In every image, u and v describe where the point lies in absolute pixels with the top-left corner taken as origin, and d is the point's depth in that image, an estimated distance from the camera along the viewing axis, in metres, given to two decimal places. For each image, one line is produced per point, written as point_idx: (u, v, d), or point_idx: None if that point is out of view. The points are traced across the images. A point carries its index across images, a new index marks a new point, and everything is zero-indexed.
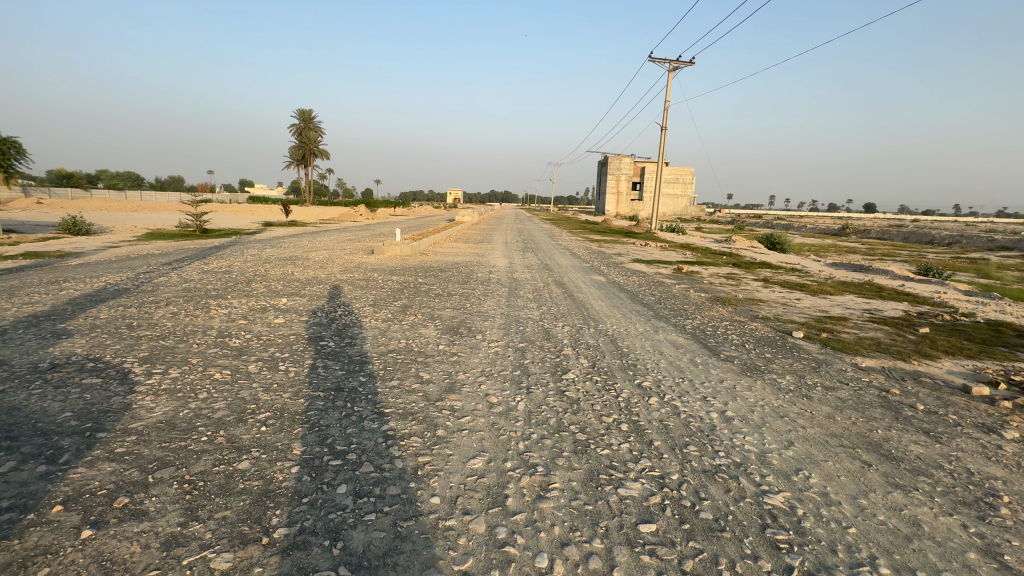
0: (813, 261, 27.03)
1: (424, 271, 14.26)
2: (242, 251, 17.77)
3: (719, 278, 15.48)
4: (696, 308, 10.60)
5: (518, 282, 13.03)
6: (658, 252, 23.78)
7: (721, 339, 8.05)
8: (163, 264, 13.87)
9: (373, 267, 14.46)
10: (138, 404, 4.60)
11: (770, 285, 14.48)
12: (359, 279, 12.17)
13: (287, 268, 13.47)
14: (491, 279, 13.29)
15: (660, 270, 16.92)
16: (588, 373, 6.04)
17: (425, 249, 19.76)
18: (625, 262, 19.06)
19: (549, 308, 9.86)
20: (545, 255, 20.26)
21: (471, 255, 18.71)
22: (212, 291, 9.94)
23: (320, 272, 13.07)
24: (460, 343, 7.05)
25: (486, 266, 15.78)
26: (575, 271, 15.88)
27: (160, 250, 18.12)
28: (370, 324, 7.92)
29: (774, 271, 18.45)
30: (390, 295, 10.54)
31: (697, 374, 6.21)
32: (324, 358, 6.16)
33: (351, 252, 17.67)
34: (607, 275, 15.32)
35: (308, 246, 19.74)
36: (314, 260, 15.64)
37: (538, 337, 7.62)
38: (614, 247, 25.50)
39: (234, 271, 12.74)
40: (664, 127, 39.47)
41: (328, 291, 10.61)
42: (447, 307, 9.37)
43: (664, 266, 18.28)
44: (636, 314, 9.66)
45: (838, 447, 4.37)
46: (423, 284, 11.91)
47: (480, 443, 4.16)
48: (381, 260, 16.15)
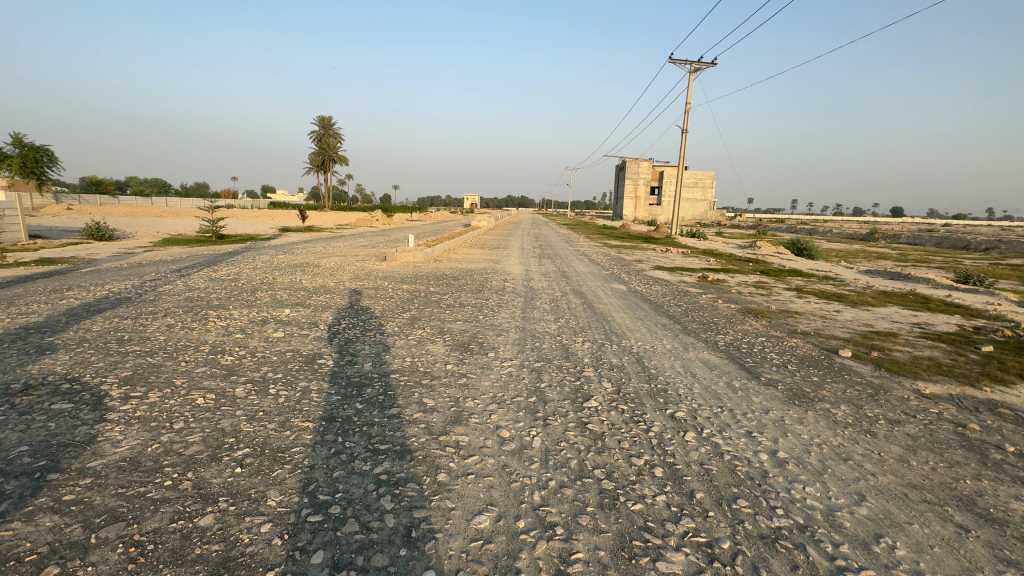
0: (845, 268, 25.69)
1: (437, 279, 13.71)
2: (254, 257, 17.54)
3: (748, 287, 14.58)
4: (728, 322, 9.79)
5: (534, 292, 12.36)
6: (681, 259, 22.87)
7: (759, 358, 7.26)
8: (171, 271, 13.60)
9: (384, 275, 13.98)
10: (104, 436, 4.08)
11: (805, 295, 13.52)
12: (369, 288, 11.69)
13: (296, 276, 13.07)
14: (506, 288, 12.67)
15: (684, 278, 16.07)
16: (613, 400, 5.35)
17: (439, 256, 19.27)
18: (647, 269, 18.24)
19: (568, 321, 9.18)
20: (562, 262, 19.59)
21: (485, 262, 18.13)
22: (215, 301, 9.52)
23: (329, 280, 12.62)
24: (470, 362, 6.43)
25: (501, 274, 15.17)
26: (594, 279, 15.15)
27: (174, 256, 18.01)
28: (375, 339, 7.36)
29: (806, 279, 17.41)
30: (399, 305, 9.99)
31: (737, 401, 5.46)
32: (319, 379, 5.59)
33: (363, 259, 17.28)
34: (628, 284, 14.56)
35: (320, 252, 19.44)
36: (324, 267, 15.25)
37: (556, 355, 6.95)
38: (634, 253, 24.63)
39: (242, 278, 12.37)
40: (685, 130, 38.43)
41: (335, 301, 10.12)
42: (458, 320, 8.77)
43: (688, 273, 17.41)
44: (661, 328, 8.90)
45: (921, 504, 3.60)
46: (434, 294, 11.34)
47: (488, 493, 3.52)
48: (393, 267, 15.68)
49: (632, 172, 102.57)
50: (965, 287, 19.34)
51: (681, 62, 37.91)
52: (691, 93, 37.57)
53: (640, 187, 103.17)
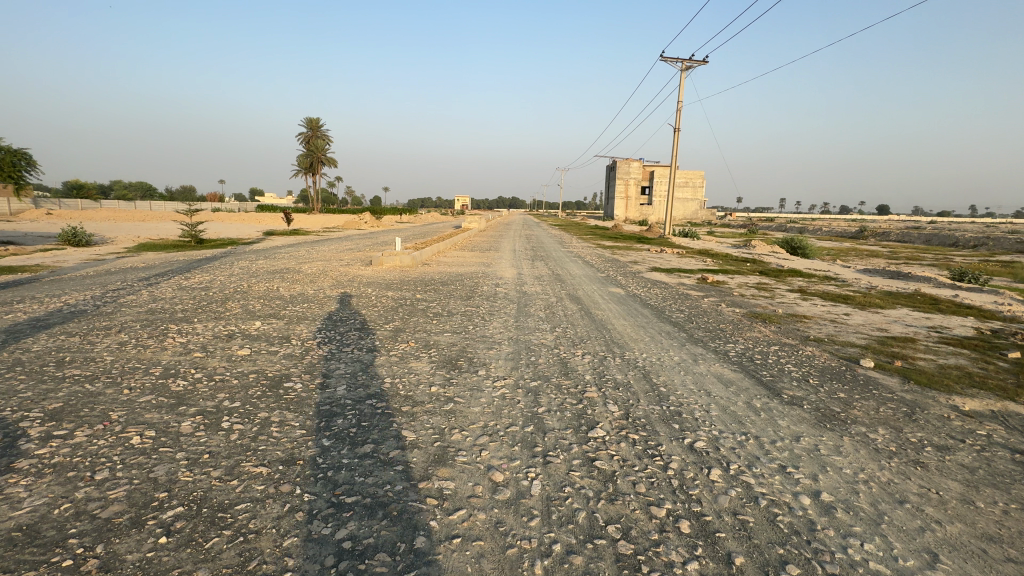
0: (842, 268, 25.31)
1: (425, 284, 12.96)
2: (233, 263, 16.66)
3: (750, 289, 14.00)
4: (735, 328, 9.15)
5: (528, 297, 11.67)
6: (676, 260, 22.30)
7: (777, 371, 6.61)
8: (139, 279, 12.70)
9: (368, 281, 13.19)
10: (3, 494, 3.30)
11: (810, 297, 12.95)
12: (351, 296, 10.91)
13: (273, 283, 12.24)
14: (498, 294, 11.96)
15: (682, 280, 15.47)
16: (621, 427, 4.66)
17: (428, 260, 18.50)
18: (644, 271, 17.63)
19: (565, 330, 8.48)
20: (556, 264, 18.92)
21: (476, 266, 17.42)
22: (179, 313, 8.70)
23: (308, 287, 11.82)
24: (458, 382, 5.71)
25: (493, 278, 14.47)
26: (590, 282, 14.50)
27: (146, 263, 17.06)
28: (353, 355, 6.61)
29: (808, 279, 16.88)
30: (382, 315, 9.23)
31: (762, 426, 4.80)
32: (282, 408, 4.84)
33: (347, 264, 16.48)
34: (625, 287, 13.92)
35: (303, 257, 18.59)
36: (306, 273, 14.44)
37: (554, 371, 6.25)
38: (629, 254, 24.05)
39: (214, 287, 11.53)
40: (677, 129, 38.05)
41: (312, 310, 9.35)
42: (446, 331, 8.04)
43: (687, 275, 16.81)
44: (665, 337, 8.24)
45: (1008, 565, 2.95)
46: (421, 301, 10.59)
47: (478, 565, 2.80)
48: (379, 272, 14.90)
49: (623, 172, 102.38)
50: (967, 286, 18.94)
51: (672, 60, 37.53)
52: (682, 92, 37.17)
53: (631, 187, 103.00)
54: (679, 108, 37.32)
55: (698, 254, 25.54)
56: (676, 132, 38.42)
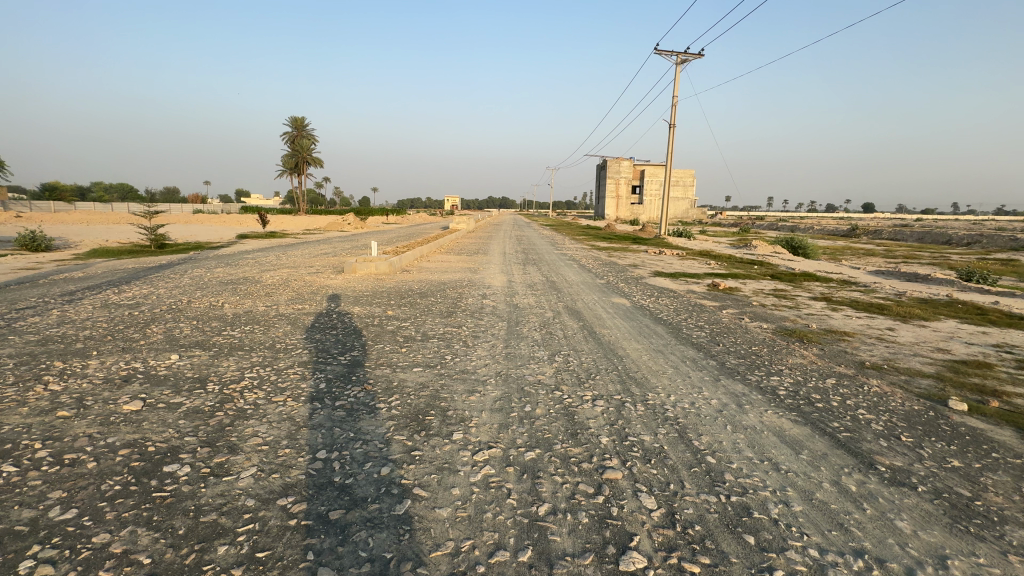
0: (851, 269, 23.99)
1: (400, 297, 11.18)
2: (186, 271, 14.74)
3: (769, 298, 12.44)
4: (773, 352, 7.50)
5: (520, 311, 10.00)
6: (679, 262, 20.64)
7: (852, 423, 4.98)
8: (62, 294, 10.78)
9: (335, 293, 11.38)
10: None
11: (839, 307, 11.42)
12: (307, 313, 9.12)
13: (221, 297, 10.42)
14: (484, 307, 10.28)
15: (691, 288, 13.91)
16: (668, 548, 2.99)
17: (408, 265, 16.71)
18: (647, 276, 16.05)
19: (566, 360, 6.78)
20: (549, 269, 17.25)
21: (462, 272, 15.70)
22: (76, 343, 6.85)
23: (260, 302, 9.98)
24: (421, 458, 3.98)
25: (479, 287, 12.77)
26: (589, 291, 12.84)
27: (88, 272, 15.07)
28: (281, 410, 4.83)
29: (826, 284, 15.38)
30: (338, 341, 7.44)
31: (878, 538, 3.15)
32: (137, 523, 3.09)
33: (315, 271, 14.64)
34: (630, 296, 12.29)
35: (269, 263, 16.71)
36: (265, 282, 12.61)
37: (556, 432, 4.54)
38: (627, 257, 22.49)
39: (146, 303, 9.67)
40: (671, 124, 36.75)
41: (253, 335, 7.54)
42: (416, 365, 6.29)
43: (695, 281, 15.21)
44: (692, 369, 6.56)
45: None
46: (392, 320, 8.85)
47: None
48: (350, 282, 13.12)
49: (613, 171, 101.15)
50: (991, 289, 17.61)
51: (666, 54, 36.08)
52: (677, 86, 35.73)
53: (622, 186, 101.84)
54: (674, 102, 35.87)
55: (700, 255, 23.98)
56: (671, 129, 36.96)
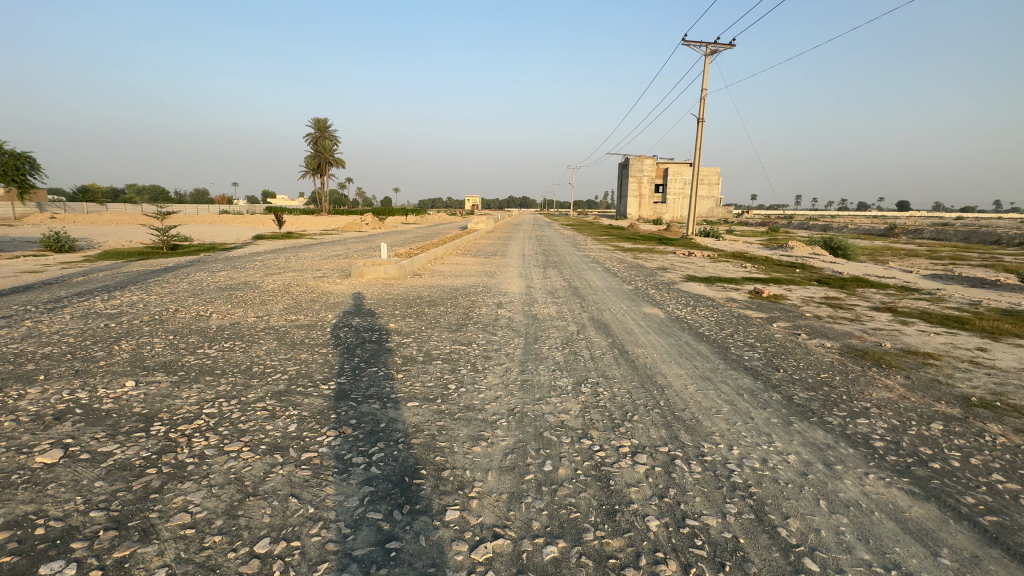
0: (902, 272, 21.99)
1: (407, 306, 10.13)
2: (187, 275, 14.00)
3: (824, 309, 10.91)
4: (849, 382, 6.10)
5: (539, 324, 8.80)
6: (712, 265, 19.08)
7: (995, 499, 3.62)
8: (47, 301, 10.05)
9: (336, 301, 10.39)
10: None
11: (909, 320, 9.86)
12: (299, 326, 8.12)
13: (211, 306, 9.52)
14: (498, 319, 9.12)
15: (731, 295, 12.46)
16: None
17: (419, 269, 15.69)
18: (679, 282, 14.64)
19: (596, 391, 5.54)
20: (571, 273, 15.96)
21: (477, 277, 14.59)
22: (27, 363, 5.95)
23: (251, 313, 9.04)
24: (397, 557, 2.83)
25: (494, 294, 11.63)
26: (616, 299, 11.53)
27: (88, 276, 14.46)
28: (229, 467, 3.75)
29: (883, 291, 13.70)
30: (325, 363, 6.36)
31: None
32: None
33: (321, 276, 13.76)
34: (663, 306, 10.96)
35: (276, 267, 15.89)
36: (265, 287, 11.73)
37: (586, 510, 3.34)
38: (655, 259, 21.02)
39: (128, 313, 8.82)
40: (699, 119, 35.05)
41: (230, 354, 6.54)
42: (411, 399, 5.15)
43: (734, 288, 13.73)
44: (754, 407, 5.25)
45: None
46: (392, 335, 7.77)
47: None
48: (355, 287, 12.14)
49: (636, 169, 98.81)
50: None
51: (695, 45, 34.29)
52: (707, 79, 33.90)
53: (645, 185, 99.45)
54: (703, 96, 34.08)
55: (734, 257, 22.31)
56: (699, 123, 35.17)
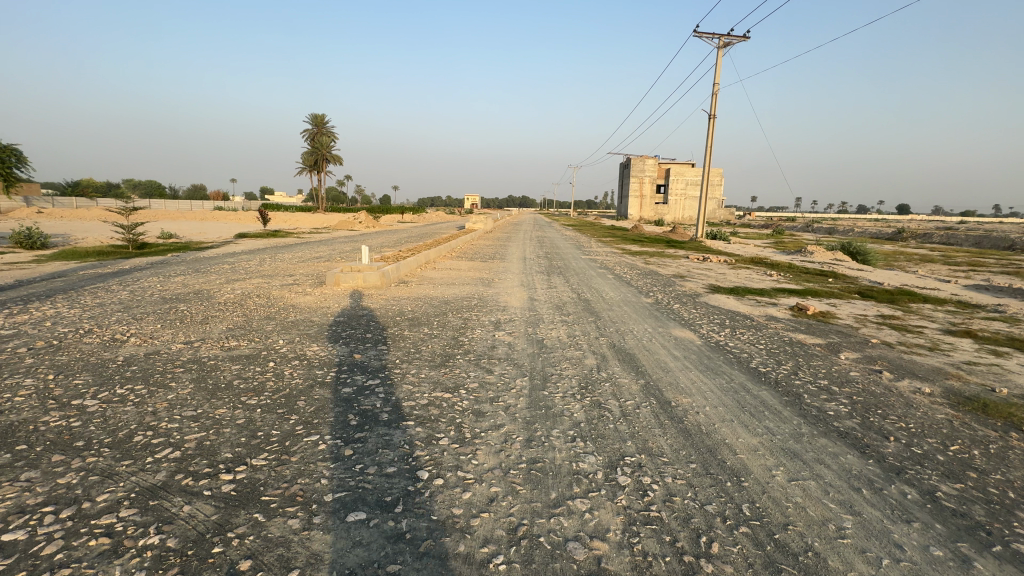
0: (936, 282, 20.20)
1: (383, 326, 8.24)
2: (136, 281, 12.08)
3: (889, 333, 9.04)
4: (1000, 464, 4.22)
5: (547, 355, 6.92)
6: (733, 273, 17.23)
7: None
8: None
9: (295, 318, 8.47)
10: None
11: (1003, 351, 8.00)
12: (232, 358, 6.19)
13: (137, 326, 7.59)
14: (495, 347, 7.23)
15: (769, 312, 10.61)
16: None
17: (407, 276, 13.82)
18: (703, 294, 12.76)
19: (641, 486, 3.65)
20: (580, 282, 14.09)
21: (472, 285, 12.73)
22: None
23: (182, 337, 7.10)
24: None
25: (491, 310, 9.75)
26: (637, 317, 9.65)
27: (23, 281, 12.54)
28: None
29: (943, 307, 11.84)
30: (247, 424, 4.44)
31: None
32: None
33: (291, 283, 11.89)
34: (694, 326, 9.09)
35: (243, 271, 13.99)
36: (217, 299, 9.82)
37: None
38: (669, 265, 19.16)
39: (23, 336, 6.90)
40: (711, 115, 33.49)
41: (114, 409, 4.62)
42: (354, 507, 3.25)
43: (769, 302, 11.86)
44: (892, 521, 3.36)
45: None
46: (355, 373, 5.86)
47: None
48: (326, 299, 10.26)
49: (638, 170, 96.95)
50: None
51: (707, 37, 32.39)
52: (720, 73, 32.26)
53: (647, 185, 97.61)
54: (714, 91, 32.31)
55: (753, 264, 20.45)
56: (710, 119, 33.29)
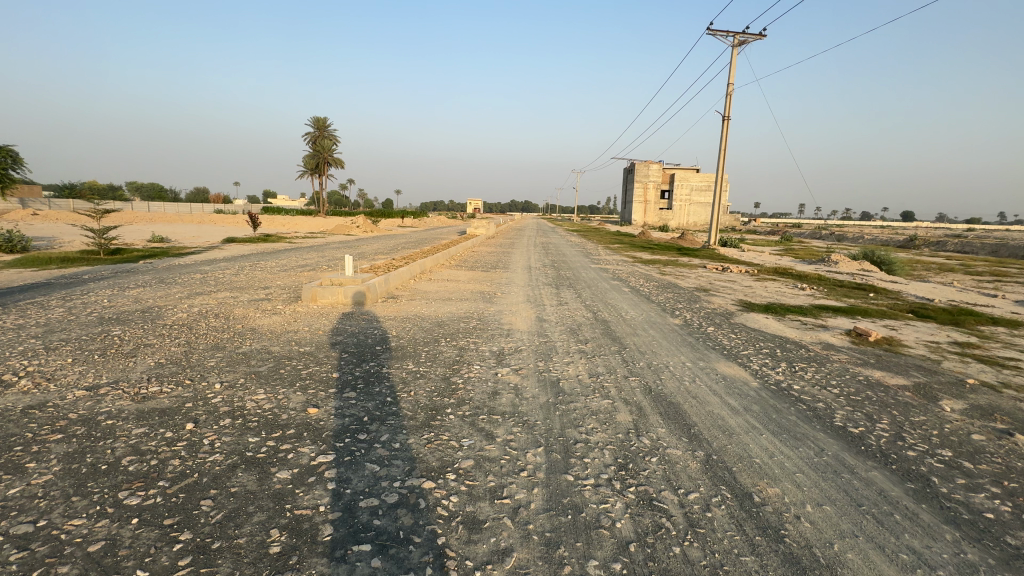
0: (980, 297, 18.42)
1: (357, 359, 6.58)
2: (83, 294, 10.47)
3: (982, 369, 7.33)
4: None
5: (565, 406, 5.25)
6: (762, 287, 15.53)
7: None
8: None
9: (249, 347, 6.82)
10: None
11: None
12: (139, 416, 4.54)
13: (41, 361, 5.95)
14: (497, 393, 5.55)
15: (822, 338, 8.92)
16: None
17: (396, 289, 12.20)
18: (738, 313, 11.08)
19: None
20: (593, 297, 12.43)
21: (469, 301, 11.10)
22: None
23: (90, 378, 5.45)
24: None
25: (490, 336, 8.08)
26: (669, 346, 7.96)
27: None
28: None
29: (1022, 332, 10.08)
30: (100, 556, 2.78)
31: None
32: None
33: (260, 298, 10.27)
34: (742, 359, 7.41)
35: (213, 283, 12.39)
36: (165, 319, 8.19)
37: None
38: (688, 277, 17.49)
39: None
40: (725, 117, 31.98)
41: None
42: None
43: (816, 324, 10.16)
44: None
45: None
46: (301, 442, 4.20)
47: None
48: (294, 319, 8.61)
49: (643, 175, 95.47)
50: None
51: (722, 34, 30.87)
52: (734, 72, 30.75)
53: (652, 190, 96.05)
54: (729, 91, 30.80)
55: (780, 276, 18.73)
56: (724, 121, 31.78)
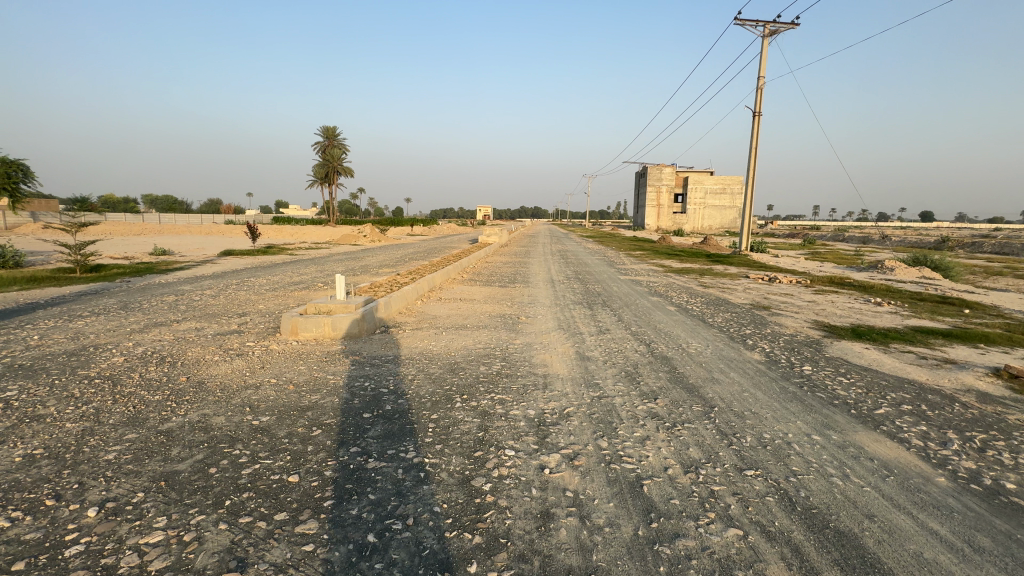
0: None
1: (331, 441, 4.42)
2: (13, 328, 8.47)
3: None
4: None
5: (671, 553, 3.05)
6: (830, 302, 13.18)
7: None
8: None
9: (180, 421, 4.70)
10: None
11: None
12: None
13: None
14: (552, 517, 3.36)
15: (968, 383, 6.60)
16: None
17: (399, 314, 10.11)
18: (826, 342, 8.79)
19: None
20: (639, 321, 10.19)
21: (487, 329, 8.98)
22: None
23: None
24: None
25: (521, 387, 5.94)
26: (772, 402, 5.70)
27: None
28: None
29: None
30: None
31: None
32: None
33: (229, 332, 8.23)
34: (889, 426, 5.13)
35: (181, 309, 10.39)
36: (88, 369, 6.13)
37: None
38: (738, 291, 15.14)
39: None
40: (755, 112, 29.64)
41: None
42: None
43: (940, 359, 7.81)
44: None
45: None
46: None
47: None
48: (261, 364, 6.52)
49: (657, 178, 92.95)
50: None
51: (749, 23, 28.58)
52: (765, 63, 28.44)
53: (667, 194, 93.44)
54: (760, 85, 28.48)
55: (841, 287, 16.33)
56: (754, 117, 29.44)
